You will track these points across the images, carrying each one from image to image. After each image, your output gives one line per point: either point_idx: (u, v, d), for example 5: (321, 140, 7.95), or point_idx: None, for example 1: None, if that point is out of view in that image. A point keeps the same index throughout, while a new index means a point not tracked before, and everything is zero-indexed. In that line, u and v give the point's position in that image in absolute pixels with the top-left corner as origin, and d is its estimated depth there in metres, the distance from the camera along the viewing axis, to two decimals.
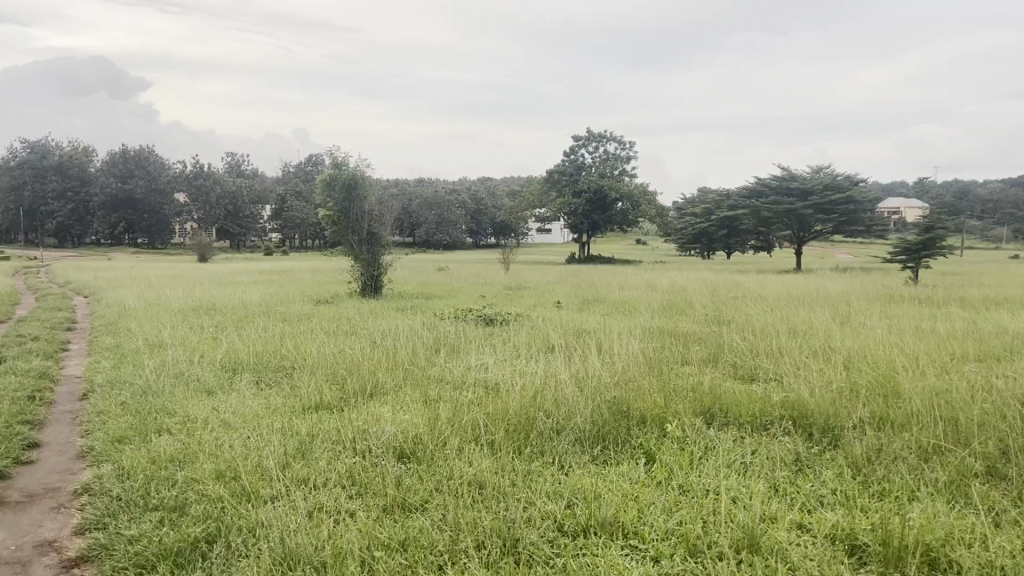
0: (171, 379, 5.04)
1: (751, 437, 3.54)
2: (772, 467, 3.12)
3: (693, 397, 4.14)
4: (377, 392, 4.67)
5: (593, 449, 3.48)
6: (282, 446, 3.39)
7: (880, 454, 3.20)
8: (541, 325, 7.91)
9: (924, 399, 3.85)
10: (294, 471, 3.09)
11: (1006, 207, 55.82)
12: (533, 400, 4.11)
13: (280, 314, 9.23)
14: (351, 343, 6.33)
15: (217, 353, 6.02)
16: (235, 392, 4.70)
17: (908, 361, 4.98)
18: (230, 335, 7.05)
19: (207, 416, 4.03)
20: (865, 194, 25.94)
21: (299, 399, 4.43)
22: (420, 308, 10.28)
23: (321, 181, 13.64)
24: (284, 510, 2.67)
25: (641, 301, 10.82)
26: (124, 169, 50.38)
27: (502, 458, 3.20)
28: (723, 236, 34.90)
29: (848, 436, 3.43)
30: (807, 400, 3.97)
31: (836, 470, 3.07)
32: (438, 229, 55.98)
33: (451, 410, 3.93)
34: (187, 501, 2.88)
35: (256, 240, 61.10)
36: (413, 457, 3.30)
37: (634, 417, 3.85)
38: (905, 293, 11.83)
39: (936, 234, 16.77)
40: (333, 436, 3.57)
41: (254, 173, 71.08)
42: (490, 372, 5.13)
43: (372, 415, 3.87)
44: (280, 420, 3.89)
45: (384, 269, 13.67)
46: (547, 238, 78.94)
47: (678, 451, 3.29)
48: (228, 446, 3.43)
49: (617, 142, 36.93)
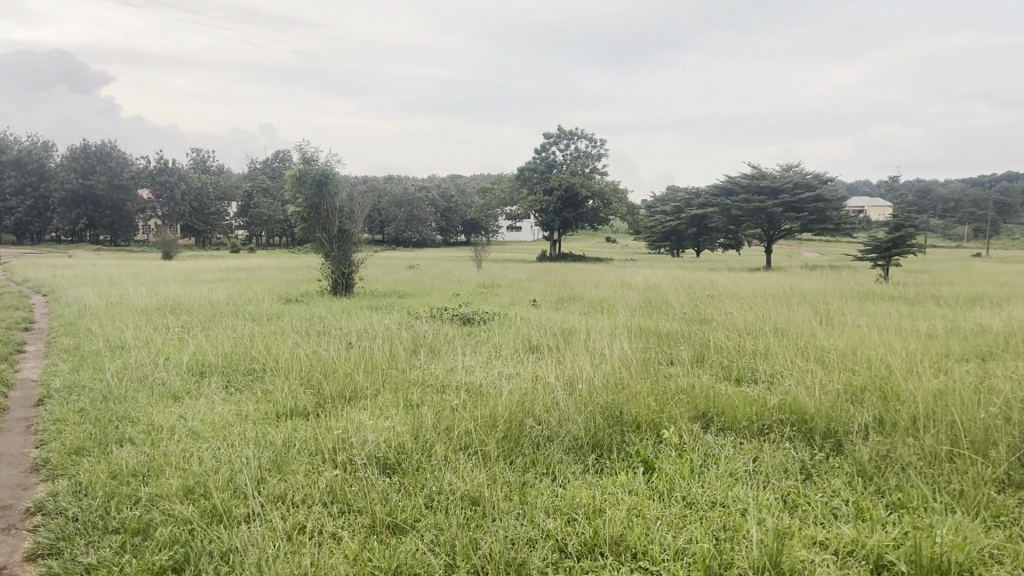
0: (134, 384, 4.90)
1: (749, 443, 3.52)
2: (777, 477, 3.10)
3: (686, 401, 4.13)
4: (356, 396, 4.61)
5: (588, 457, 3.44)
6: (258, 457, 3.31)
7: (886, 461, 3.19)
8: (519, 324, 7.92)
9: (926, 403, 3.85)
10: (271, 488, 3.01)
11: (967, 206, 57.06)
12: (521, 404, 4.07)
13: (248, 313, 9.11)
14: (325, 344, 6.22)
15: (183, 354, 5.90)
16: (203, 397, 4.59)
17: (900, 362, 5.04)
18: (197, 336, 6.90)
19: (172, 424, 3.93)
20: (834, 194, 26.33)
21: (274, 404, 4.34)
22: (393, 309, 9.97)
23: (290, 176, 13.50)
24: (263, 534, 2.59)
25: (617, 299, 10.91)
26: (86, 164, 49.58)
27: (496, 470, 3.15)
28: (692, 233, 35.27)
29: (852, 443, 3.42)
30: (804, 403, 3.97)
31: (844, 479, 3.06)
32: (407, 226, 55.80)
33: (436, 416, 3.88)
34: (152, 522, 2.78)
35: (223, 238, 60.35)
36: (400, 467, 3.25)
37: (628, 424, 3.82)
38: (878, 290, 12.06)
39: (905, 233, 17.04)
40: (312, 447, 3.49)
41: (221, 169, 70.39)
42: (472, 374, 5.10)
43: (353, 421, 3.81)
44: (253, 428, 3.80)
45: (356, 267, 13.40)
46: (517, 236, 79.17)
47: (678, 460, 3.26)
48: (199, 458, 3.35)
49: (588, 140, 37.20)
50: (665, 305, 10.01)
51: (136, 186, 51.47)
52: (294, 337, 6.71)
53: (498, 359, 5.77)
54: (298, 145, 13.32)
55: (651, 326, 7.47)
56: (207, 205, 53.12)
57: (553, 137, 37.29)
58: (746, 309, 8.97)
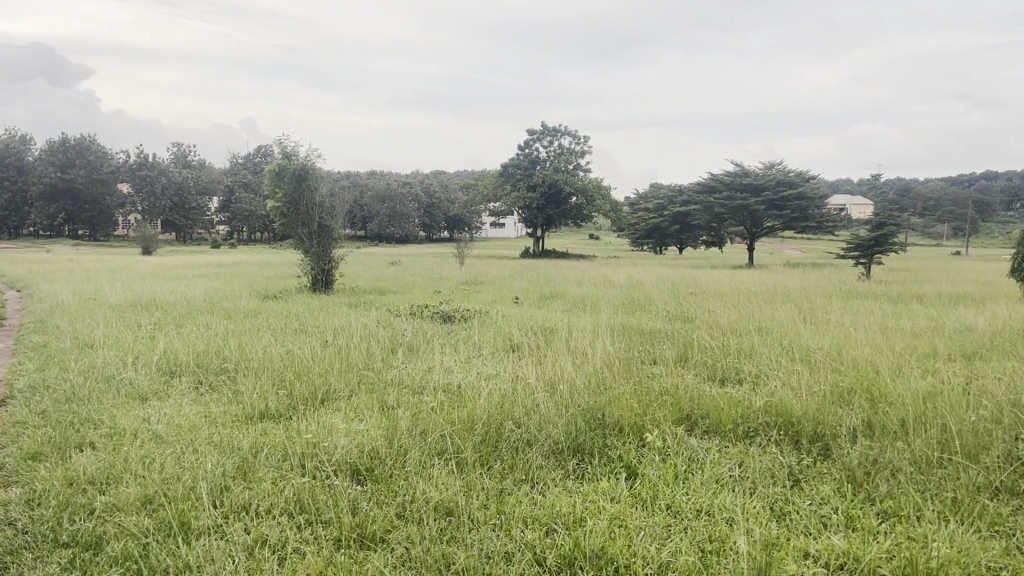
0: (101, 384, 4.82)
1: (735, 447, 3.51)
2: (764, 484, 3.09)
3: (670, 404, 4.11)
4: (329, 398, 4.56)
5: (569, 462, 3.42)
6: (223, 464, 3.24)
7: (874, 467, 3.19)
8: (499, 322, 7.91)
9: (915, 405, 3.85)
10: (235, 497, 2.94)
11: (946, 203, 57.75)
12: (500, 407, 4.04)
13: (224, 310, 9.02)
14: (299, 343, 6.16)
15: (154, 353, 5.81)
16: (170, 399, 4.52)
17: (886, 362, 5.06)
18: (169, 334, 6.82)
19: (136, 428, 3.84)
20: (816, 192, 26.49)
21: (245, 406, 4.27)
22: (373, 305, 9.97)
23: (270, 171, 13.32)
24: (223, 547, 2.52)
25: (600, 297, 10.93)
26: (64, 158, 49.12)
27: (474, 478, 3.11)
28: (675, 230, 35.40)
29: (840, 448, 3.42)
30: (790, 406, 3.96)
31: (832, 485, 3.04)
32: (390, 222, 55.60)
33: (411, 419, 3.84)
34: (105, 535, 2.68)
35: (203, 234, 59.95)
36: (374, 474, 3.20)
37: (611, 428, 3.80)
38: (860, 288, 12.15)
39: (887, 230, 17.15)
40: (282, 452, 3.44)
41: (202, 164, 69.84)
42: (451, 374, 5.07)
43: (326, 423, 3.76)
44: (220, 432, 3.73)
45: (336, 263, 13.38)
46: (501, 233, 79.17)
47: (663, 465, 3.24)
48: (161, 464, 3.26)
49: (571, 137, 37.28)
50: (647, 303, 10.03)
51: (115, 180, 51.02)
52: (268, 335, 6.65)
53: (477, 359, 5.74)
54: (277, 140, 13.17)
55: (634, 325, 7.47)
56: (187, 200, 52.63)
57: (537, 133, 37.31)
58: (729, 307, 9.00)
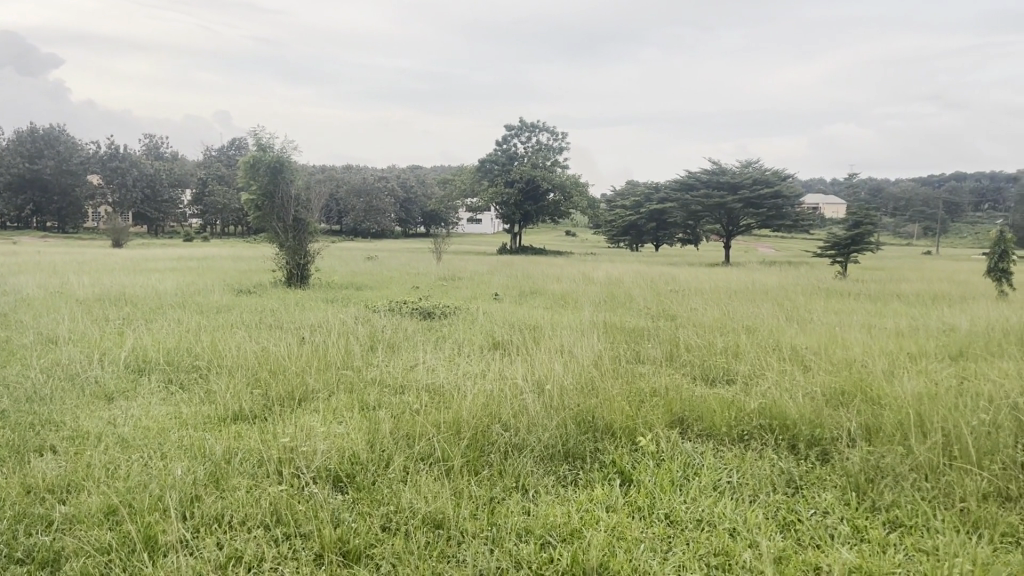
0: (64, 383, 4.71)
1: (731, 452, 3.48)
2: (765, 491, 3.05)
3: (662, 407, 4.09)
4: (307, 398, 4.50)
5: (560, 467, 3.37)
6: (193, 471, 3.14)
7: (873, 473, 3.17)
8: (480, 319, 7.90)
9: (914, 410, 3.85)
10: (207, 508, 2.83)
11: (918, 203, 58.70)
12: (486, 408, 4.00)
13: (196, 305, 8.90)
14: (274, 340, 6.07)
15: (121, 350, 5.70)
16: (139, 399, 4.43)
17: (877, 363, 5.09)
18: (139, 330, 6.69)
19: (100, 430, 3.74)
20: (792, 191, 26.70)
21: (218, 406, 4.20)
22: (349, 301, 9.90)
23: (244, 163, 13.20)
24: (193, 564, 2.41)
25: (580, 293, 10.96)
26: (32, 148, 48.46)
27: (463, 486, 3.06)
28: (652, 228, 35.58)
29: (840, 454, 3.39)
30: (785, 409, 3.95)
31: (835, 493, 3.01)
32: (366, 217, 55.34)
33: (394, 422, 3.79)
34: (63, 551, 2.54)
35: (175, 227, 59.36)
36: (355, 481, 3.13)
37: (603, 432, 3.77)
38: (837, 287, 12.25)
39: (863, 229, 17.31)
40: (257, 457, 3.35)
41: (175, 156, 69.18)
42: (435, 373, 5.03)
43: (305, 426, 3.70)
44: (191, 436, 3.65)
45: (311, 257, 13.21)
46: (478, 229, 79.22)
47: (658, 472, 3.20)
48: (126, 473, 3.15)
49: (549, 133, 37.41)
50: (627, 300, 10.07)
51: (85, 172, 50.36)
52: (243, 331, 6.56)
53: (460, 357, 5.71)
54: (252, 131, 13.04)
55: (616, 322, 7.48)
56: (159, 192, 52.08)
57: (515, 129, 37.34)
58: (709, 305, 9.06)
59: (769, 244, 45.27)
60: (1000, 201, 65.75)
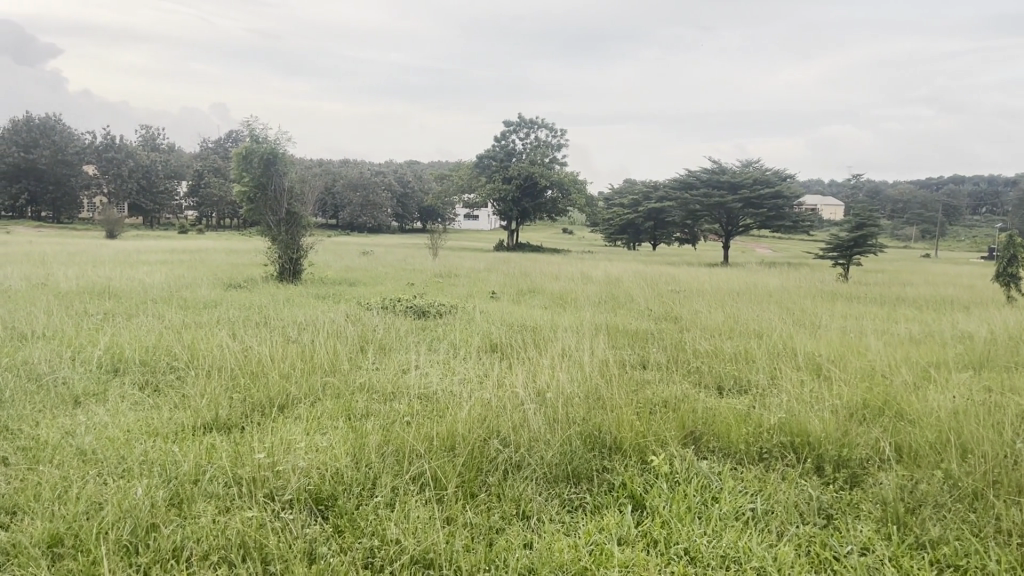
0: (30, 384, 4.60)
1: (750, 475, 3.38)
2: (793, 523, 2.93)
3: (674, 422, 4.03)
4: (288, 405, 4.42)
5: (567, 490, 3.27)
6: (153, 493, 2.95)
7: (911, 503, 3.05)
8: (475, 317, 7.87)
9: (947, 433, 3.76)
10: (164, 539, 2.62)
11: (915, 207, 58.99)
12: (484, 422, 3.93)
13: (182, 300, 8.83)
14: (258, 339, 6.01)
15: (97, 349, 5.61)
16: (109, 403, 4.32)
17: (896, 374, 5.06)
18: (119, 326, 6.63)
19: (57, 439, 3.60)
20: (793, 191, 26.69)
21: (191, 413, 4.08)
22: (342, 297, 9.90)
23: (237, 154, 13.12)
24: None
25: (577, 293, 11.00)
26: (28, 138, 48.58)
27: (461, 514, 2.93)
28: (649, 227, 35.63)
29: (872, 481, 3.28)
30: (807, 427, 3.88)
31: (871, 525, 2.88)
32: (362, 211, 55.41)
33: (383, 436, 3.69)
34: None
35: (171, 218, 59.50)
36: (337, 506, 2.98)
37: (614, 449, 3.71)
38: (835, 289, 12.28)
39: (867, 231, 17.25)
40: (227, 477, 3.18)
41: (172, 147, 69.33)
42: (428, 379, 4.97)
43: (286, 440, 3.57)
44: (156, 449, 3.49)
45: (304, 252, 13.12)
46: (473, 225, 79.55)
47: (675, 497, 3.08)
48: (76, 494, 2.95)
49: (548, 130, 37.62)
50: (626, 300, 10.07)
51: (80, 161, 50.31)
52: (226, 329, 6.50)
53: (454, 360, 5.67)
54: (246, 121, 12.95)
55: (617, 324, 7.45)
56: (155, 183, 52.03)
57: (513, 125, 37.38)
58: (713, 307, 9.04)
59: (766, 245, 45.42)
60: (998, 203, 66.02)
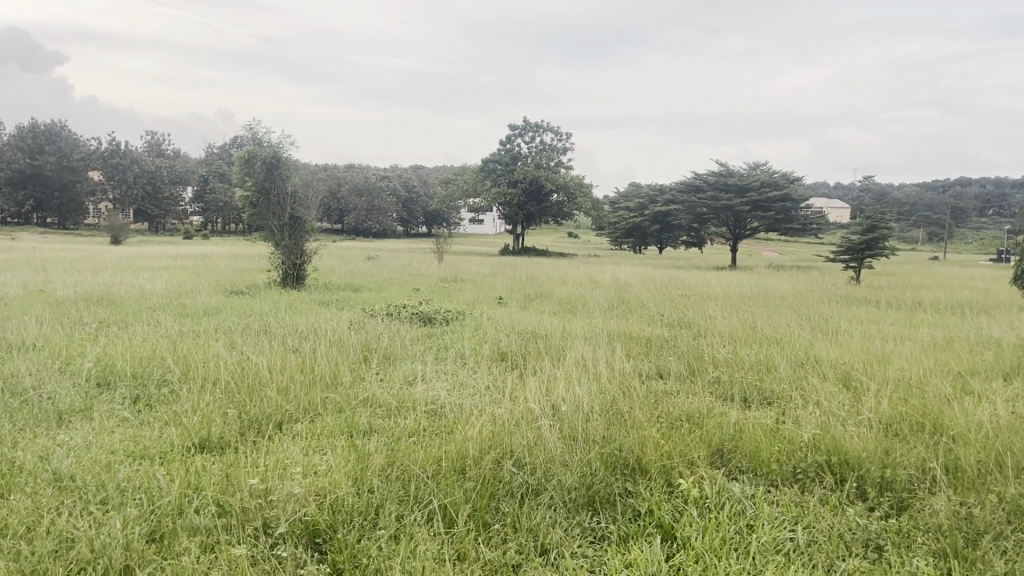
0: (16, 402, 4.54)
1: (780, 500, 3.30)
2: (839, 556, 2.83)
3: (702, 440, 3.96)
4: (287, 422, 4.37)
5: (588, 520, 3.19)
6: (132, 528, 2.87)
7: (970, 533, 2.96)
8: (482, 325, 7.81)
9: (997, 453, 3.68)
10: None
11: (922, 210, 58.95)
12: (493, 441, 3.87)
13: (182, 308, 8.78)
14: (257, 349, 5.96)
15: (88, 361, 5.55)
16: (95, 421, 4.27)
17: (927, 384, 5.00)
18: (115, 336, 6.57)
19: (33, 463, 3.54)
20: (800, 195, 26.65)
21: (180, 432, 4.02)
22: (344, 304, 9.83)
23: (239, 158, 13.08)
24: None
25: (585, 298, 10.95)
26: (34, 144, 48.84)
27: (474, 550, 2.86)
28: (655, 230, 35.60)
29: (925, 507, 3.19)
30: (845, 446, 3.79)
31: (926, 558, 2.77)
32: (368, 216, 55.39)
33: (386, 458, 3.64)
34: None
35: (175, 223, 59.45)
36: (336, 539, 2.90)
37: (641, 471, 3.64)
38: (846, 293, 12.22)
39: (878, 234, 17.18)
40: (217, 507, 3.10)
41: (177, 153, 69.57)
42: (435, 391, 4.91)
43: (282, 463, 3.51)
44: (139, 475, 3.43)
45: (306, 258, 13.02)
46: (478, 229, 79.55)
47: (708, 526, 3.00)
48: (47, 529, 2.87)
49: (554, 133, 37.63)
50: (636, 305, 10.00)
51: (86, 168, 50.51)
52: (224, 339, 6.43)
53: (462, 371, 5.62)
54: (249, 126, 12.92)
55: (629, 330, 7.39)
56: (160, 189, 52.14)
57: (518, 128, 37.36)
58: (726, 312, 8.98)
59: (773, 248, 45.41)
60: (1005, 205, 65.96)
